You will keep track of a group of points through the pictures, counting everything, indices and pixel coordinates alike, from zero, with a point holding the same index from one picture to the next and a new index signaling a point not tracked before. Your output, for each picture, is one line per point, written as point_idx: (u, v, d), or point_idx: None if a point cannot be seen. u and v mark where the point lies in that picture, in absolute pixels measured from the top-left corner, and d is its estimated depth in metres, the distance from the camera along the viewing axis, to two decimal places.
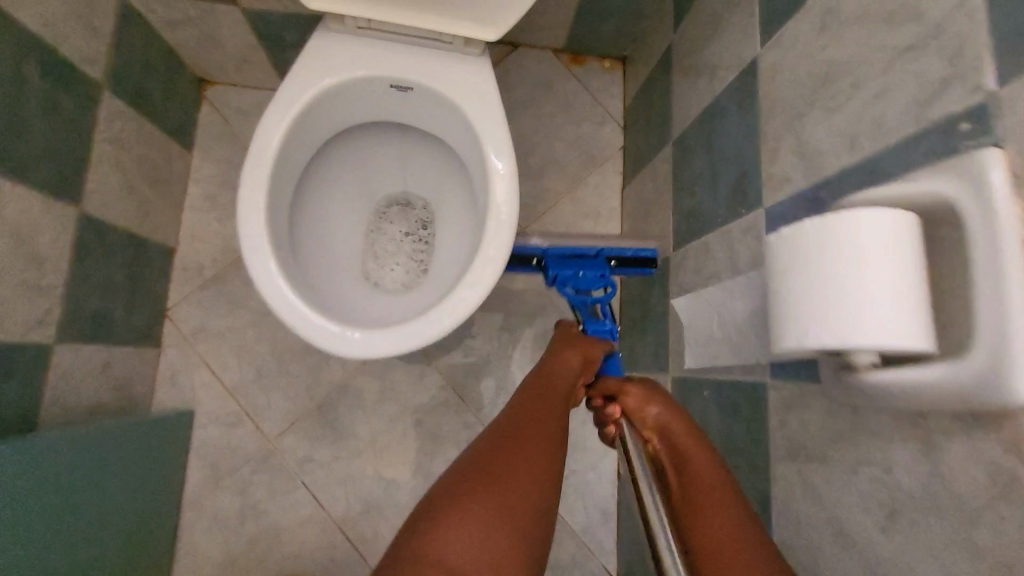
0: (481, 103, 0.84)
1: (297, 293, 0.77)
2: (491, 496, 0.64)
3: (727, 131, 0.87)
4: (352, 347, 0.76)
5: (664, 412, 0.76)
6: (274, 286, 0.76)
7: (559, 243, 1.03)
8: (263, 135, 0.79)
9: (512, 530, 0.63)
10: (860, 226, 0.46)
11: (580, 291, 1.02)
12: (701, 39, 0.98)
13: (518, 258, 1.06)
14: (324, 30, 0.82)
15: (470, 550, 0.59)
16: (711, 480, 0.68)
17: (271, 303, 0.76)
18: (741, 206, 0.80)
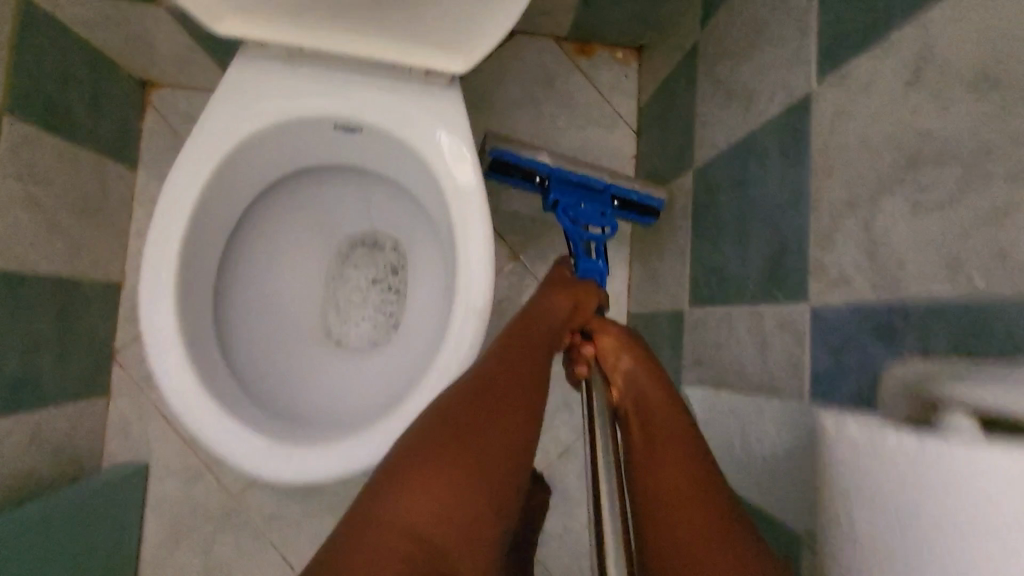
0: (450, 153, 0.65)
1: (215, 404, 0.63)
2: (461, 471, 0.53)
3: (764, 182, 0.68)
4: (287, 472, 0.62)
5: (631, 362, 0.66)
6: (185, 399, 0.61)
7: (568, 165, 0.91)
8: (167, 202, 0.62)
9: (476, 497, 0.53)
10: (959, 468, 0.28)
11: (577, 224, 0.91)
12: (735, 47, 0.77)
13: (516, 173, 0.93)
14: (247, 55, 0.63)
15: (425, 510, 0.50)
16: (676, 444, 0.57)
17: (182, 419, 0.62)
18: (779, 290, 0.63)
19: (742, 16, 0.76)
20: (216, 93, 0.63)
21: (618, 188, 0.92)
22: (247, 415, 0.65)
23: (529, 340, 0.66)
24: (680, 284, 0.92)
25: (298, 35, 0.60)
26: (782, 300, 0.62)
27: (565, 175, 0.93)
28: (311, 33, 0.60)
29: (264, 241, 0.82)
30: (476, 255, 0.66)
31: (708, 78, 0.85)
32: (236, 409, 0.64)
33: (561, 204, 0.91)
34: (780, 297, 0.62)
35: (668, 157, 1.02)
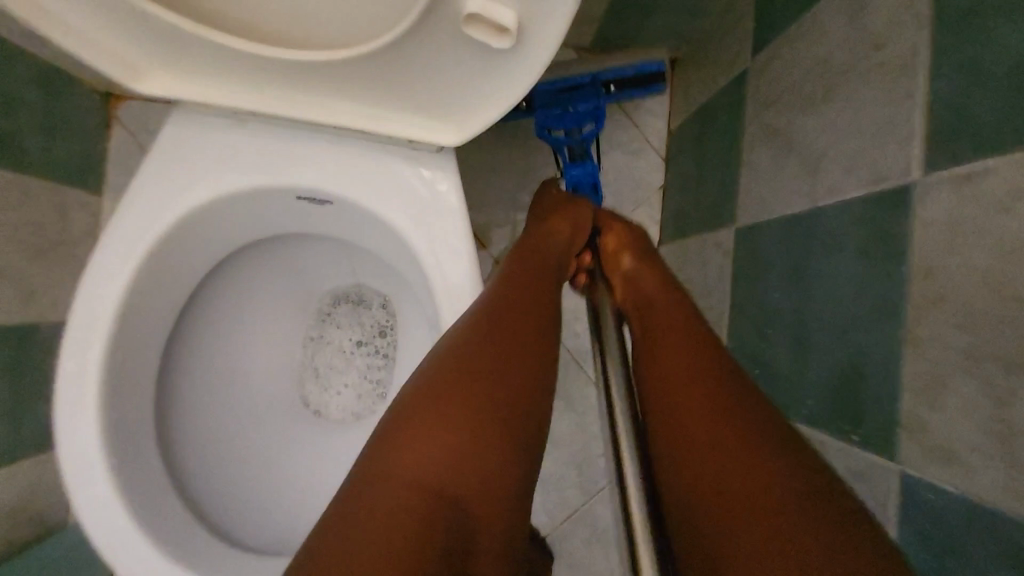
0: (431, 229, 0.54)
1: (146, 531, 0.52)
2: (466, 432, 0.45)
3: (835, 278, 0.54)
4: None
5: (639, 275, 0.62)
6: (109, 523, 0.52)
7: (551, 74, 0.87)
8: (97, 298, 0.53)
9: (485, 460, 0.44)
10: None
11: (568, 130, 0.87)
12: (800, 93, 0.62)
13: None
14: (185, 113, 0.53)
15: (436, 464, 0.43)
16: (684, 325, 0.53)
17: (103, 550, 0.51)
18: (853, 429, 0.51)
19: (813, 52, 0.59)
20: (146, 161, 0.53)
21: (608, 72, 0.89)
22: (182, 540, 0.56)
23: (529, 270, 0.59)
24: None
25: (246, 97, 0.49)
26: (858, 445, 0.50)
27: (550, 86, 0.89)
28: (265, 95, 0.49)
29: (223, 308, 0.70)
30: None
31: (761, 121, 0.70)
32: (171, 534, 0.55)
33: (549, 118, 0.87)
34: (855, 439, 0.50)
35: (705, 200, 0.87)
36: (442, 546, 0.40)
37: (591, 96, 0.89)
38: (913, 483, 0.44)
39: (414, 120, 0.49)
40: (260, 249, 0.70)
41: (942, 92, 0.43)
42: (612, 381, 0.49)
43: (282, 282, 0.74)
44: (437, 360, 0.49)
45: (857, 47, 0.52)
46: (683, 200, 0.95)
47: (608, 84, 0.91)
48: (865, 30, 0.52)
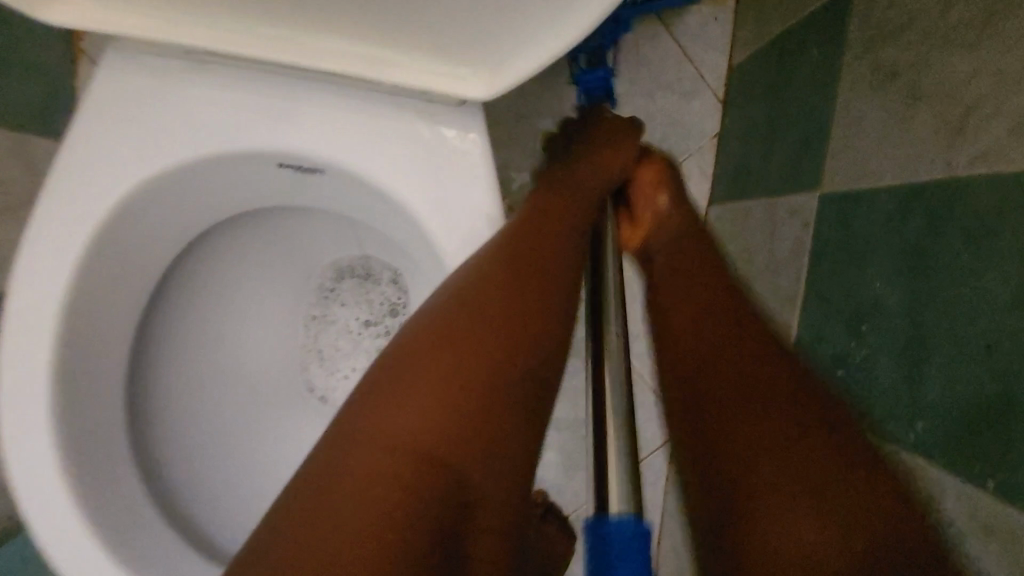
0: (451, 204, 0.42)
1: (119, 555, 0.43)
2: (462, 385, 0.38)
3: (977, 277, 0.41)
4: None
5: (670, 223, 0.54)
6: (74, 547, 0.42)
7: None
8: (29, 293, 0.41)
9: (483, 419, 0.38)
10: None
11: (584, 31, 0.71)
12: (942, 20, 0.46)
13: None
14: (122, 54, 0.40)
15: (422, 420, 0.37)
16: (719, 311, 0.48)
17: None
18: (989, 472, 0.40)
19: None
20: (78, 119, 0.41)
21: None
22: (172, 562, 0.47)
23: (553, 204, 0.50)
24: None
25: (197, 31, 0.36)
26: (993, 492, 0.39)
27: None
28: (223, 27, 0.35)
29: (204, 289, 0.60)
30: None
31: (873, 58, 0.54)
32: (159, 560, 0.46)
33: None
34: (992, 485, 0.39)
35: (777, 156, 0.72)
36: (441, 494, 0.36)
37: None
38: None
39: (430, 63, 0.36)
40: (250, 220, 0.60)
41: None
42: (608, 327, 0.44)
43: (279, 257, 0.64)
44: (455, 292, 0.41)
45: None
46: (747, 154, 0.80)
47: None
48: None
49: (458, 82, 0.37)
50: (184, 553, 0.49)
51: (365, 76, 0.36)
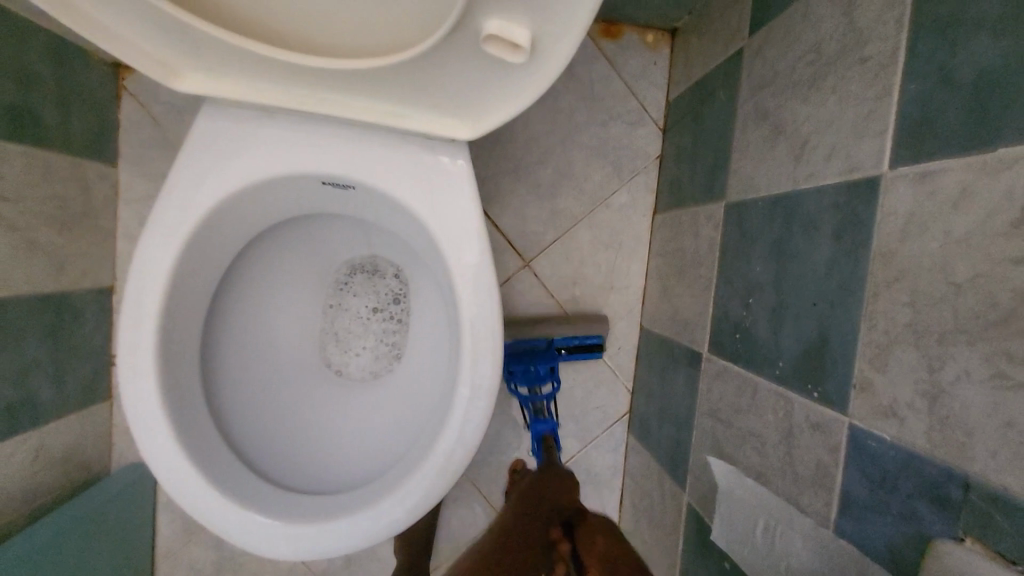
0: (445, 208, 0.59)
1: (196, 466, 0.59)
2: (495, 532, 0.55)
3: (809, 255, 0.60)
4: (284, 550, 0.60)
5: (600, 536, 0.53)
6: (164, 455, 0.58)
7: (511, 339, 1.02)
8: (142, 273, 0.57)
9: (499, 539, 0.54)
10: None
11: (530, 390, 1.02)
12: (791, 79, 0.66)
13: None
14: (214, 107, 0.57)
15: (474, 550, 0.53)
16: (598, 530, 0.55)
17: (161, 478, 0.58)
18: (814, 386, 0.57)
19: (808, 40, 0.63)
20: (182, 151, 0.57)
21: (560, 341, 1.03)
22: (236, 481, 0.63)
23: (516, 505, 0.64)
24: (702, 322, 0.86)
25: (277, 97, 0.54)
26: (816, 400, 0.57)
27: (513, 355, 1.03)
28: (296, 90, 0.53)
29: (248, 282, 0.76)
30: (480, 314, 0.60)
31: (755, 101, 0.74)
32: (220, 474, 0.61)
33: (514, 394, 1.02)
34: (816, 395, 0.57)
35: (698, 173, 0.91)
36: None
37: (548, 359, 1.03)
38: (858, 432, 0.51)
39: (433, 116, 0.54)
40: (285, 226, 0.76)
41: (916, 90, 0.48)
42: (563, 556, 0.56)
43: (305, 254, 0.80)
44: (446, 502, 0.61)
45: (847, 39, 0.56)
46: (679, 171, 0.99)
47: (562, 349, 1.05)
48: (855, 24, 0.56)
49: (450, 129, 0.54)
50: (236, 473, 0.64)
51: (388, 123, 0.54)
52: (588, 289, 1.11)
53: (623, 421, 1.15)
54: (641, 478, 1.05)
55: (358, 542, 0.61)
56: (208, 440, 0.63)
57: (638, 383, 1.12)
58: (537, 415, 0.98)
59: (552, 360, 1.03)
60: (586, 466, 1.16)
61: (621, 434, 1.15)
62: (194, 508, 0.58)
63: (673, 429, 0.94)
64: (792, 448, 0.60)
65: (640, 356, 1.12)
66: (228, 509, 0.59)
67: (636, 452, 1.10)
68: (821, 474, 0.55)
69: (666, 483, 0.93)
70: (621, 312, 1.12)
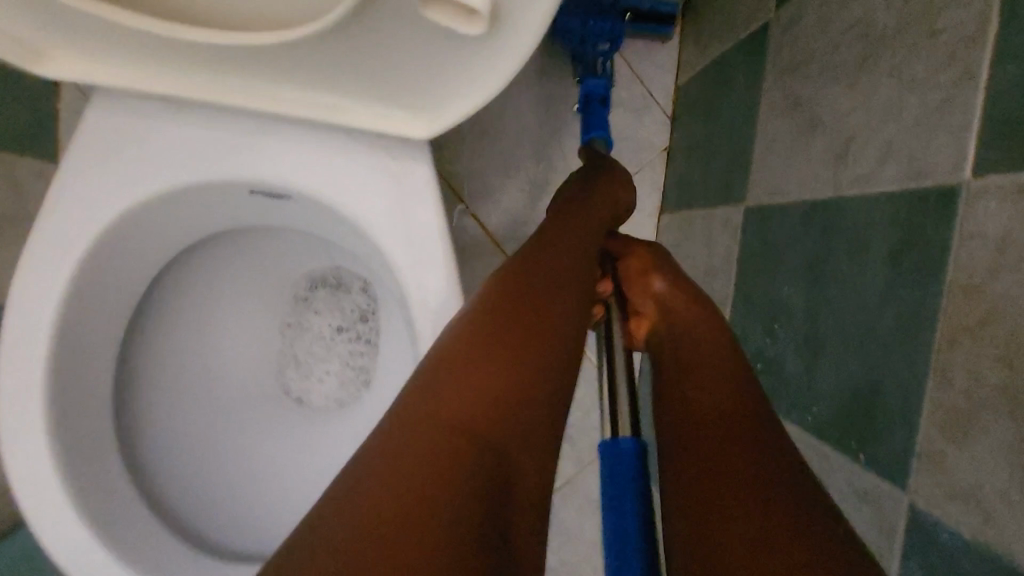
0: (402, 223, 0.47)
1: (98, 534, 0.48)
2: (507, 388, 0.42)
3: (855, 282, 0.48)
4: None
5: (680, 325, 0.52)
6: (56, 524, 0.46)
7: None
8: (23, 308, 0.45)
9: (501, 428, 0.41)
10: None
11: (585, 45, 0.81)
12: (833, 59, 0.53)
13: None
14: (104, 96, 0.45)
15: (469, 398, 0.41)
16: (735, 419, 0.43)
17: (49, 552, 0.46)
18: (859, 447, 0.46)
19: (855, 9, 0.50)
20: (67, 154, 0.45)
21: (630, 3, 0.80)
22: (160, 552, 0.52)
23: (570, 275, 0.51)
24: None
25: (179, 85, 0.41)
26: (864, 465, 0.45)
27: (568, 21, 0.79)
28: (199, 78, 0.41)
29: (182, 305, 0.65)
30: None
31: (784, 87, 0.61)
32: (131, 544, 0.50)
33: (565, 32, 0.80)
34: (861, 458, 0.46)
35: (713, 171, 0.79)
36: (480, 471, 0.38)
37: (610, 19, 0.81)
38: (920, 517, 0.40)
39: (376, 109, 0.42)
40: (225, 238, 0.65)
41: (1018, 73, 0.35)
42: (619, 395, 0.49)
43: (252, 269, 0.69)
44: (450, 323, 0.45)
45: (912, 6, 0.44)
46: (690, 167, 0.87)
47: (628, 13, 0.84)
48: None
49: (400, 124, 0.42)
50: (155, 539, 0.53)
51: (323, 118, 0.42)
52: None
53: None
54: None
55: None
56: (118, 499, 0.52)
57: None
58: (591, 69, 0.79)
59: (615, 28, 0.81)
60: None
61: None
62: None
63: None
64: None
65: None
66: None
67: None
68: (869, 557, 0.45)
69: None
70: None
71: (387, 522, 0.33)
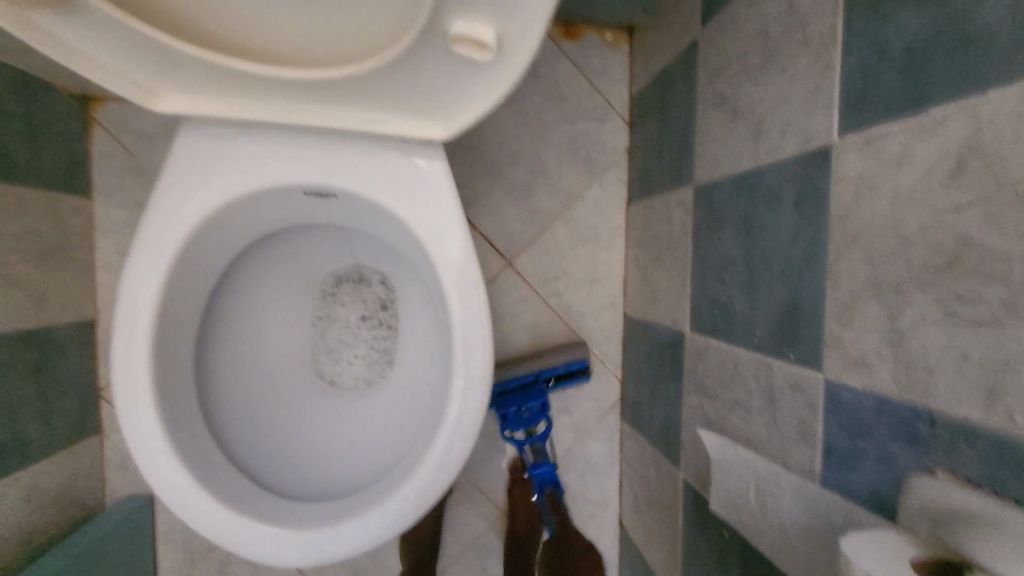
0: (424, 206, 0.61)
1: (200, 482, 0.59)
2: None
3: (774, 225, 0.63)
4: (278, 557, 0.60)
5: None
6: (162, 471, 0.58)
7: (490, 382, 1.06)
8: (129, 294, 0.57)
9: None
10: None
11: (527, 437, 1.09)
12: (741, 63, 0.70)
13: None
14: (192, 127, 0.58)
15: None
16: None
17: (162, 495, 0.58)
18: (790, 348, 0.60)
19: (750, 29, 0.68)
20: (163, 171, 0.57)
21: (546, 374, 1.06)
22: (232, 492, 0.62)
23: None
24: (679, 303, 0.90)
25: (260, 109, 0.55)
26: (794, 360, 0.60)
27: (506, 410, 1.07)
28: (272, 107, 0.55)
29: (233, 300, 0.77)
30: (466, 303, 0.62)
31: (709, 89, 0.79)
32: (220, 485, 0.62)
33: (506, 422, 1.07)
34: (792, 356, 0.60)
35: (665, 161, 0.96)
36: None
37: (536, 392, 1.07)
38: (833, 385, 0.53)
39: (407, 121, 0.57)
40: (266, 240, 0.77)
41: (857, 63, 0.51)
42: None
43: (288, 266, 0.81)
44: None
45: (789, 21, 0.61)
46: (647, 161, 1.04)
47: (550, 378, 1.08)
48: (795, 8, 0.60)
49: (423, 130, 0.57)
50: (237, 484, 0.64)
51: (366, 128, 0.56)
52: (571, 281, 1.16)
53: (616, 409, 1.19)
54: (638, 461, 1.09)
55: (359, 543, 0.61)
56: (204, 454, 0.63)
57: (627, 370, 1.16)
58: (535, 458, 1.10)
59: (544, 401, 1.07)
60: (584, 454, 1.19)
61: (615, 419, 1.19)
62: (202, 527, 0.59)
63: (662, 407, 0.98)
64: (774, 411, 0.63)
65: (626, 344, 1.17)
66: (229, 519, 0.59)
67: (630, 434, 1.14)
68: (803, 432, 0.58)
69: (662, 463, 0.97)
70: (606, 300, 1.17)
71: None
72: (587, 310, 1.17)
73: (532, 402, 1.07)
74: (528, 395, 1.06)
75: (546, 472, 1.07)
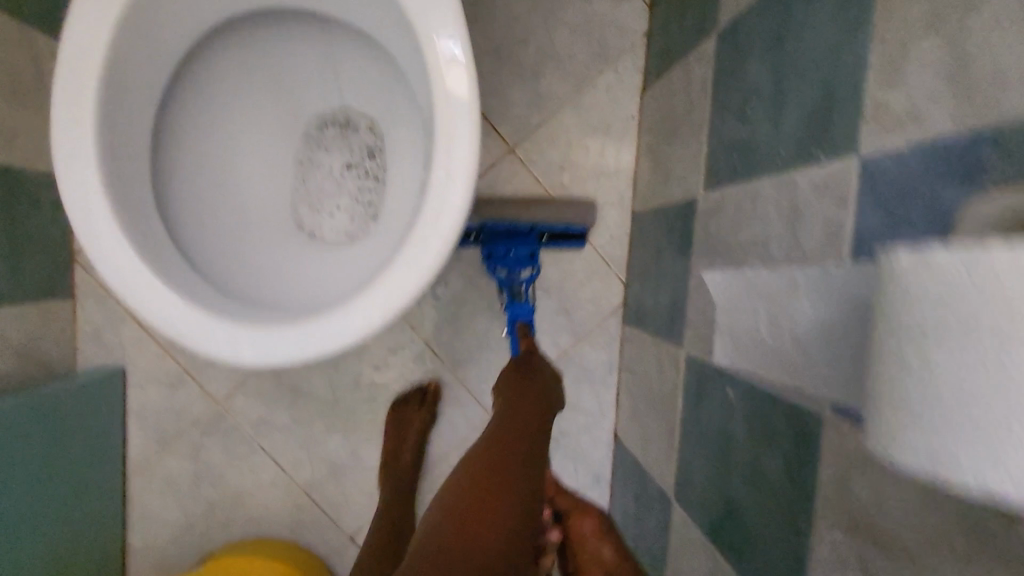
0: None
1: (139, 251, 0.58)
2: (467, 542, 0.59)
3: (808, 20, 0.56)
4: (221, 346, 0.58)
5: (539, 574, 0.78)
6: (98, 228, 0.57)
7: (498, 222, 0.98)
8: (75, 43, 0.57)
9: None
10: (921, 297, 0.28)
11: (509, 272, 1.02)
12: None
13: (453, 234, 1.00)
14: None
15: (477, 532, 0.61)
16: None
17: (94, 254, 0.57)
18: (820, 150, 0.53)
19: None
20: None
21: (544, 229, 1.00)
22: (177, 274, 0.61)
23: (534, 423, 0.79)
24: (693, 169, 0.83)
25: None
26: (823, 160, 0.52)
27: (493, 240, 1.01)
28: None
29: (202, 128, 0.75)
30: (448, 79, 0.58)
31: None
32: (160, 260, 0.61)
33: (492, 255, 1.01)
34: (823, 157, 0.52)
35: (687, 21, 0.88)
36: None
37: (529, 245, 1.01)
38: (871, 161, 0.46)
39: None
40: (247, 56, 0.75)
41: None
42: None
43: (270, 93, 0.78)
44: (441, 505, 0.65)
45: None
46: (667, 33, 0.96)
47: (546, 233, 1.02)
48: None
49: None
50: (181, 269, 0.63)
51: None
52: (577, 173, 1.09)
53: (618, 313, 1.11)
54: (638, 360, 1.02)
55: (308, 350, 0.58)
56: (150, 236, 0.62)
57: (632, 270, 1.09)
58: (516, 297, 1.02)
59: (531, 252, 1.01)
60: (580, 361, 1.12)
61: (617, 324, 1.12)
62: (137, 295, 0.57)
63: (667, 292, 0.91)
64: (796, 229, 0.55)
65: (633, 243, 1.09)
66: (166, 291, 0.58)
67: (632, 337, 1.06)
68: (830, 235, 0.50)
69: (664, 350, 0.90)
70: (613, 195, 1.10)
71: (478, 535, 0.60)
72: (593, 205, 1.10)
73: (523, 233, 1.01)
74: (519, 240, 1.00)
75: (523, 311, 1.01)
